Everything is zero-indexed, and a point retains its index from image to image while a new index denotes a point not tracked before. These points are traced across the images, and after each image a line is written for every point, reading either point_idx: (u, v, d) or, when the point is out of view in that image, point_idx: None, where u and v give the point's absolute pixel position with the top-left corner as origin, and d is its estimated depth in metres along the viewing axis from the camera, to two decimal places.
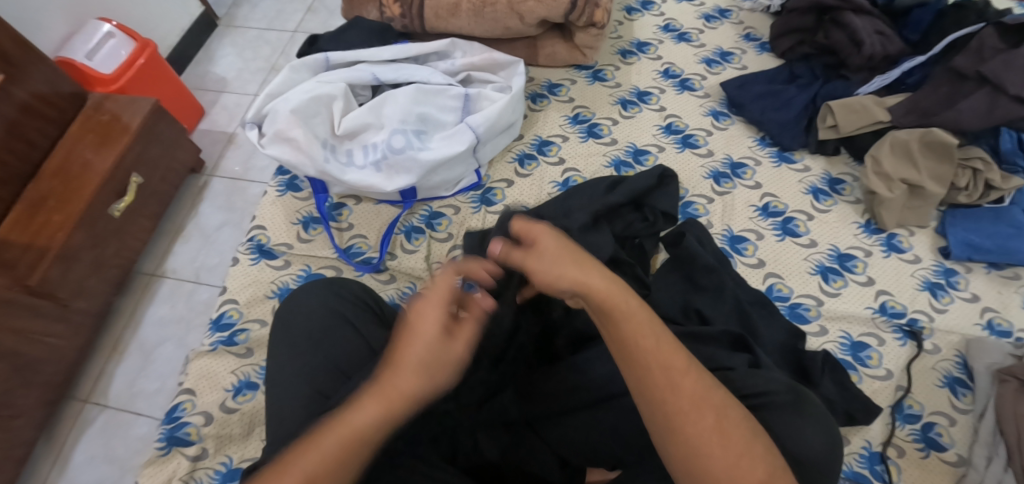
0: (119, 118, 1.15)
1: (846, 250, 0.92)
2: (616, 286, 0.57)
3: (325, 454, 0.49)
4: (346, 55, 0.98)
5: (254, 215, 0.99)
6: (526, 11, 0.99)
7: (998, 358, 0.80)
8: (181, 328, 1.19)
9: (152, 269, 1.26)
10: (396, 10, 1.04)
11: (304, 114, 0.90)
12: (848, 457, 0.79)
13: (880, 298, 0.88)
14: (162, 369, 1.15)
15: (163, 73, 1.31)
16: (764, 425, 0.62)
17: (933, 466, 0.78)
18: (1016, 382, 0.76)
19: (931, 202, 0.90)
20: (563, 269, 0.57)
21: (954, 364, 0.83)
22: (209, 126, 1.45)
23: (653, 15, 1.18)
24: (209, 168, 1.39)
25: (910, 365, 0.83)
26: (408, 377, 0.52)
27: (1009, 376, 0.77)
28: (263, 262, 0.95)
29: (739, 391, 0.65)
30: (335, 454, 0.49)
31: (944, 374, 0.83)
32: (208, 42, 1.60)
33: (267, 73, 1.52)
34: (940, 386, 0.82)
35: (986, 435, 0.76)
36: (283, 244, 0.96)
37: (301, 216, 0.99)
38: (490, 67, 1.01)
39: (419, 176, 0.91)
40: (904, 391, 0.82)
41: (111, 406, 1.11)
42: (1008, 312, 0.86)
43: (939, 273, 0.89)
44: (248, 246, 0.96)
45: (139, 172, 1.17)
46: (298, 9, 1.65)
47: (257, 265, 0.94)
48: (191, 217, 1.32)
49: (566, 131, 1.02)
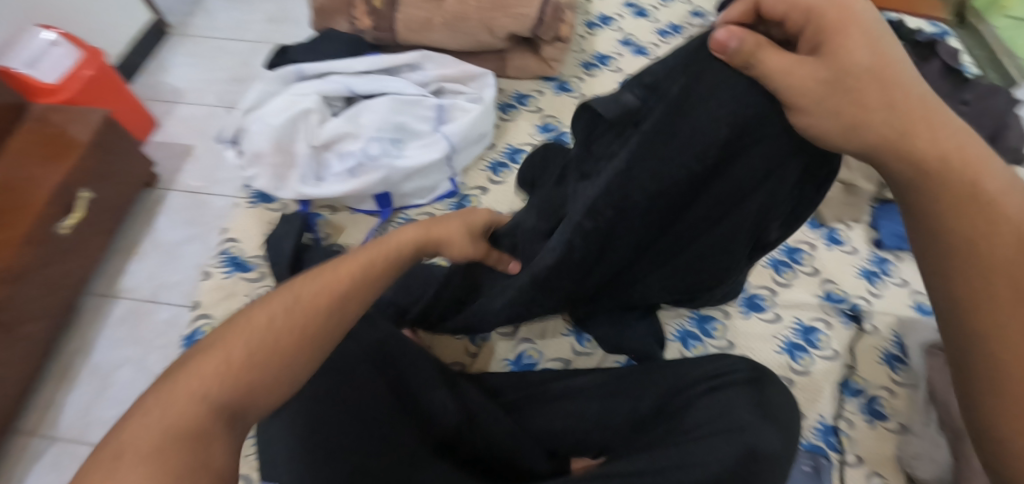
0: (67, 131, 1.10)
1: (794, 244, 1.02)
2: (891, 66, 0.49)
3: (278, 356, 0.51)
4: (318, 67, 1.00)
5: (226, 228, 0.96)
6: (496, 25, 1.03)
7: (928, 335, 0.90)
8: (140, 349, 1.14)
9: (104, 290, 1.21)
10: (368, 23, 1.07)
11: (282, 130, 0.91)
12: (806, 431, 0.87)
13: (826, 286, 0.98)
14: (120, 394, 1.10)
15: (112, 83, 1.26)
16: (730, 402, 0.67)
17: (879, 434, 0.87)
18: (942, 354, 0.85)
19: (863, 197, 1.02)
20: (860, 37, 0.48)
21: (890, 342, 0.93)
22: (164, 138, 1.41)
23: (612, 30, 1.26)
24: (165, 181, 1.35)
25: (854, 345, 0.93)
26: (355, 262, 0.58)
27: (937, 350, 0.86)
28: (237, 275, 0.91)
29: (706, 374, 0.72)
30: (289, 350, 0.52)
31: (883, 351, 0.93)
32: (160, 51, 1.56)
33: (226, 84, 1.50)
34: (880, 362, 0.92)
35: (921, 403, 0.85)
36: (257, 256, 0.93)
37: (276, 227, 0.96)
38: (461, 78, 1.04)
39: (394, 183, 0.93)
40: (849, 369, 0.91)
41: (62, 438, 1.06)
42: None
43: (874, 262, 1.00)
44: (220, 259, 0.93)
45: (89, 187, 1.12)
46: (257, 19, 1.63)
47: (230, 278, 0.91)
48: (147, 233, 1.28)
49: (535, 140, 1.07)
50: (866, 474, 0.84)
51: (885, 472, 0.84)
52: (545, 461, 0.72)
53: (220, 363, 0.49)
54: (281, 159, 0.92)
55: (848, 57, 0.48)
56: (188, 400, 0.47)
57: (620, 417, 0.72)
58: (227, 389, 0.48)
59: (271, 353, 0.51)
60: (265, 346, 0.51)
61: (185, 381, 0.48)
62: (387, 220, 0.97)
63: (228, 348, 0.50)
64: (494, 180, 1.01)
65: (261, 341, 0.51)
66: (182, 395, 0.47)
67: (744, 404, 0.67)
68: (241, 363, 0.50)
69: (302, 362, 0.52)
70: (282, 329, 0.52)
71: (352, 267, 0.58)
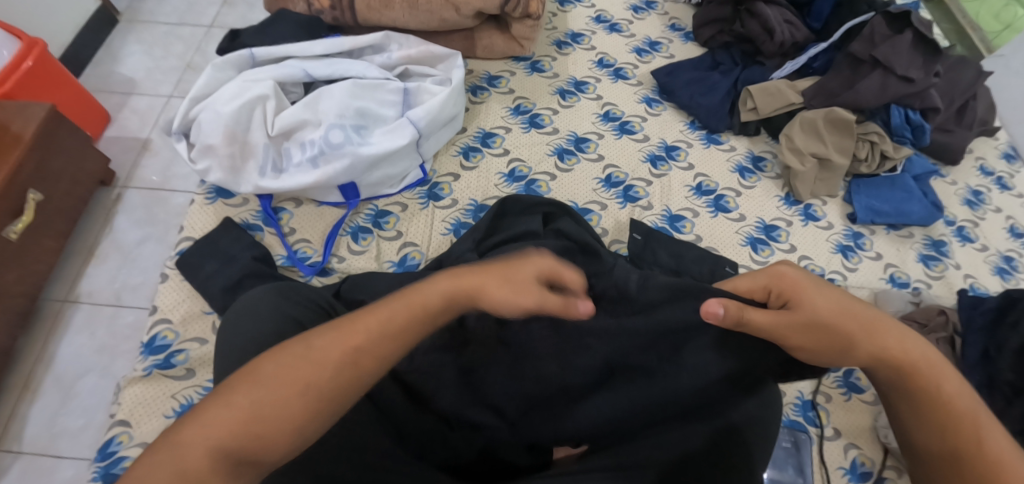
0: (8, 127, 1.02)
1: (771, 221, 0.98)
2: (843, 304, 0.59)
3: (297, 382, 0.51)
4: (273, 51, 0.94)
5: (182, 226, 0.90)
6: (461, 3, 0.99)
7: (902, 305, 0.91)
8: (105, 356, 1.09)
9: (62, 295, 1.15)
10: (326, 3, 1.02)
11: (235, 119, 0.86)
12: (786, 408, 0.87)
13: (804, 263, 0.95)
14: (88, 402, 1.05)
15: (56, 74, 1.18)
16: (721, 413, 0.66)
17: (856, 407, 0.88)
18: (915, 325, 0.87)
19: (838, 173, 1.00)
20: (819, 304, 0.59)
21: None
22: (118, 132, 1.33)
23: (584, 7, 1.22)
24: (122, 178, 1.28)
25: None
26: (434, 285, 0.57)
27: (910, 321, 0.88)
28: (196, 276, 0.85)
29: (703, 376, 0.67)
30: (291, 382, 0.50)
31: None
32: (109, 38, 1.47)
33: (182, 73, 1.42)
34: None
35: None
36: None
37: (239, 221, 0.91)
38: (427, 59, 1.00)
39: (358, 171, 0.88)
40: None
41: (28, 451, 1.00)
42: (905, 267, 0.97)
43: (849, 237, 0.99)
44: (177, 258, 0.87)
45: (37, 187, 1.05)
46: (212, 2, 1.55)
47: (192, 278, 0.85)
48: (105, 233, 1.22)
49: (508, 122, 1.03)
50: (843, 447, 0.85)
51: (861, 443, 0.85)
52: (524, 454, 0.71)
53: (236, 417, 0.49)
54: (236, 150, 0.87)
55: (813, 305, 0.59)
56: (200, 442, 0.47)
57: (602, 410, 0.70)
58: (232, 435, 0.48)
59: (290, 411, 0.50)
60: (276, 408, 0.49)
61: (196, 425, 0.48)
62: (354, 212, 0.93)
63: (233, 394, 0.50)
64: (466, 166, 0.98)
65: (295, 399, 0.50)
66: (193, 446, 0.47)
67: (726, 395, 0.67)
68: (247, 409, 0.49)
69: (321, 400, 0.51)
70: (309, 383, 0.51)
71: (374, 326, 0.55)
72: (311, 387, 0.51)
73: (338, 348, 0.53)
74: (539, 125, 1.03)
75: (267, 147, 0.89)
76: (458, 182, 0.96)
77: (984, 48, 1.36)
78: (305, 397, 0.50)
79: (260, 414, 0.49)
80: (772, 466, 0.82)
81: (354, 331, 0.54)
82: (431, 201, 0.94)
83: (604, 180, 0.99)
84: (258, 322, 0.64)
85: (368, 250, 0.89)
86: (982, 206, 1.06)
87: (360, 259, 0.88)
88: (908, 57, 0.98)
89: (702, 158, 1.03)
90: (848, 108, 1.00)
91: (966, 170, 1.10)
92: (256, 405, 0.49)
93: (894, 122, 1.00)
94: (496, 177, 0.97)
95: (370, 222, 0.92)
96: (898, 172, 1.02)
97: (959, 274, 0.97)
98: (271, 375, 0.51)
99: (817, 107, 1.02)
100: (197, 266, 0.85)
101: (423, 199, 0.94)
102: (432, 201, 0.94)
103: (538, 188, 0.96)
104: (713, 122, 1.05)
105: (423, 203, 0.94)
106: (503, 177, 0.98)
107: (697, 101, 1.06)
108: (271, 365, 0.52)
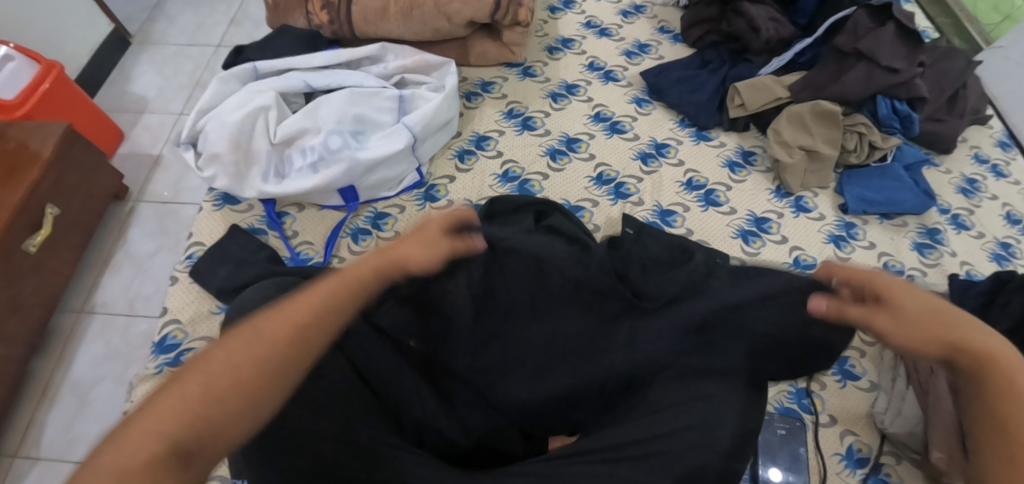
0: (27, 146, 1.08)
1: (762, 214, 0.99)
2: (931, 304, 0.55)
3: (240, 371, 0.51)
4: (275, 64, 0.99)
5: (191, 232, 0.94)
6: (453, 12, 1.03)
7: None
8: (118, 364, 1.14)
9: (78, 306, 1.20)
10: (324, 18, 1.06)
11: (239, 127, 0.91)
12: (779, 396, 0.88)
13: (794, 253, 0.95)
14: (102, 409, 1.09)
15: (72, 96, 1.24)
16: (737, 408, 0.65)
17: (851, 393, 0.88)
18: None
19: (828, 165, 1.01)
20: (917, 305, 0.55)
21: None
22: (131, 149, 1.39)
23: (575, 13, 1.25)
24: (135, 193, 1.33)
25: None
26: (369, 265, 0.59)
27: None
28: None
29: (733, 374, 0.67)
30: (237, 367, 0.51)
31: None
32: (123, 60, 1.54)
33: (191, 90, 1.48)
34: None
35: (889, 360, 0.87)
36: None
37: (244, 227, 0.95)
38: (423, 68, 1.04)
39: (358, 175, 0.92)
40: None
41: (45, 457, 1.04)
42: (900, 255, 0.98)
43: (841, 227, 1.00)
44: (187, 263, 0.91)
45: (55, 202, 1.11)
46: (220, 23, 1.62)
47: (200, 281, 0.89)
48: (119, 245, 1.27)
49: (502, 126, 1.07)
50: (839, 434, 0.85)
51: (858, 430, 0.85)
52: (519, 442, 0.73)
53: (185, 410, 0.48)
54: (240, 157, 0.91)
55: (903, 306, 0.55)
56: (148, 433, 0.47)
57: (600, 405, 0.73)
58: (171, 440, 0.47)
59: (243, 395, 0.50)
60: (236, 388, 0.50)
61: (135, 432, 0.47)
62: (355, 215, 0.96)
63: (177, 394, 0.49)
64: (461, 168, 1.01)
65: (229, 377, 0.50)
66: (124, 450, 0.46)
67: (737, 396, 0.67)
68: (199, 408, 0.49)
69: (266, 386, 0.51)
70: (239, 360, 0.51)
71: (317, 300, 0.56)
72: (251, 378, 0.51)
73: (269, 320, 0.54)
74: (531, 127, 1.07)
75: (270, 154, 0.93)
76: (454, 184, 0.99)
77: (981, 40, 1.38)
78: (258, 384, 0.51)
79: (211, 407, 0.49)
80: (768, 455, 0.82)
81: (293, 316, 0.54)
82: (428, 203, 0.97)
83: (595, 178, 1.01)
84: (269, 312, 0.68)
85: (367, 250, 0.92)
86: (978, 194, 1.06)
87: (360, 259, 0.92)
88: (892, 48, 1.00)
89: (693, 153, 1.05)
90: (833, 100, 1.02)
91: (959, 159, 1.11)
92: (197, 396, 0.49)
93: (881, 113, 1.01)
94: (490, 178, 1.00)
95: (369, 224, 0.95)
96: (889, 161, 1.04)
97: (955, 261, 0.98)
98: (195, 371, 0.50)
99: (804, 101, 1.04)
100: (204, 271, 0.88)
101: (420, 201, 0.98)
102: (428, 202, 0.97)
103: (531, 187, 0.99)
104: (703, 119, 1.08)
105: (420, 205, 0.97)
106: (497, 178, 1.01)
107: (685, 99, 1.09)
108: (222, 352, 0.52)
